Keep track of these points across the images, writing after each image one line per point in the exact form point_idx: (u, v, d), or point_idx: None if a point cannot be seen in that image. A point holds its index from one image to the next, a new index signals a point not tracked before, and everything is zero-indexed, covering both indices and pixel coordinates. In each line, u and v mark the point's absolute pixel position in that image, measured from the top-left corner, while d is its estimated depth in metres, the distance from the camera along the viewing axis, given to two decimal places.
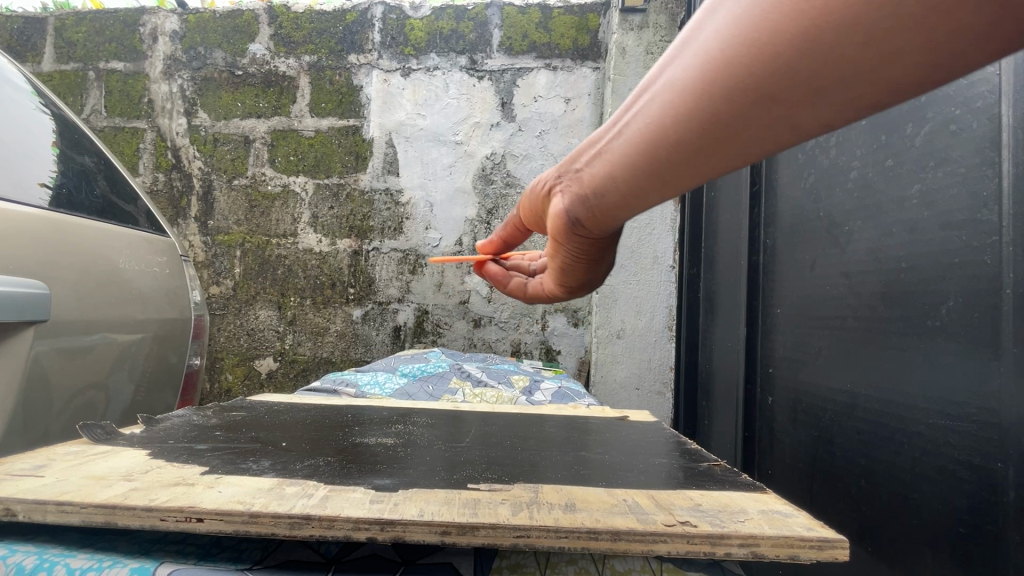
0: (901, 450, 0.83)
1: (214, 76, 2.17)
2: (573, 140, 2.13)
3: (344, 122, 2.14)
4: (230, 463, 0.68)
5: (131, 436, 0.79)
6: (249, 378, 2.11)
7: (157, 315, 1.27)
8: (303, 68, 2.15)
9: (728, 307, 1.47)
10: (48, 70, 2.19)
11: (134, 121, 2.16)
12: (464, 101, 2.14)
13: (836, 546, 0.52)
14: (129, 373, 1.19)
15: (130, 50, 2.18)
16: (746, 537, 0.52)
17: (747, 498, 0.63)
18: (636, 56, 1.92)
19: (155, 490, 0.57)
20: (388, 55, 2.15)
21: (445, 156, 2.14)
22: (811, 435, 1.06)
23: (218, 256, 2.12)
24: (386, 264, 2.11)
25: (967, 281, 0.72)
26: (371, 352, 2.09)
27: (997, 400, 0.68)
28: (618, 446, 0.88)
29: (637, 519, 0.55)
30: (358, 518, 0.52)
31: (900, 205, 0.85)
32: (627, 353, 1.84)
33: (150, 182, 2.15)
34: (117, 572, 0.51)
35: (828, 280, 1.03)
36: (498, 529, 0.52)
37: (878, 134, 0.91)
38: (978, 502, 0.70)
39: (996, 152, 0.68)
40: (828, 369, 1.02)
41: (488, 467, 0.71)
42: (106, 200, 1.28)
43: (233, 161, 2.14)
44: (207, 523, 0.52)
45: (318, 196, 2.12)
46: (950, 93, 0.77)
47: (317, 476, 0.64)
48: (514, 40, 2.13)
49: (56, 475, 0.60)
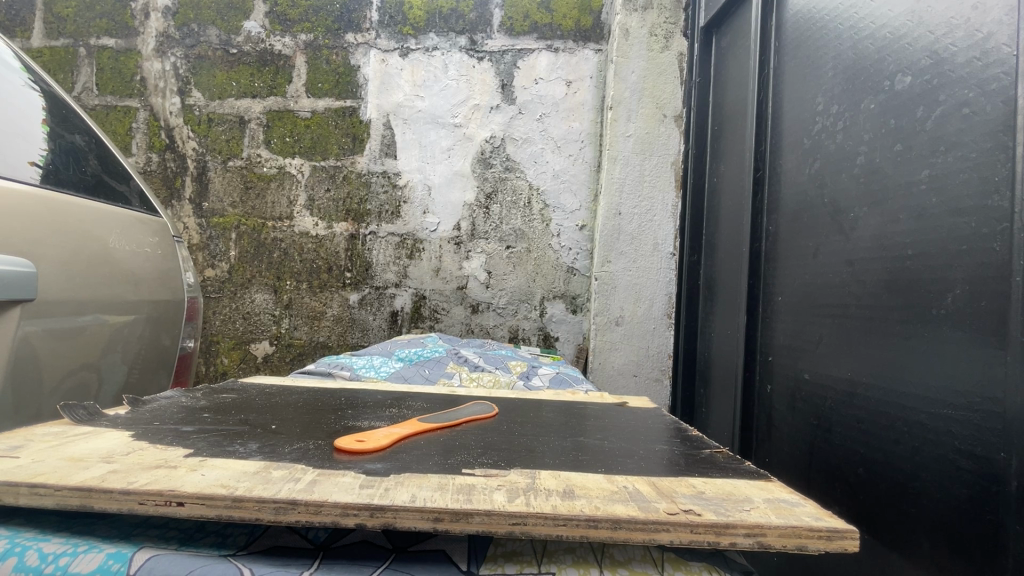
0: (901, 439, 0.81)
1: (209, 54, 2.12)
2: (575, 123, 2.09)
3: (341, 102, 2.09)
4: (216, 445, 0.66)
5: (115, 418, 0.77)
6: (245, 361, 2.08)
7: (149, 296, 1.24)
8: (299, 47, 2.10)
9: (728, 293, 1.45)
10: (37, 46, 2.13)
11: (126, 99, 2.11)
12: (463, 82, 2.10)
13: (845, 536, 0.51)
14: (122, 354, 1.16)
15: (121, 26, 2.12)
16: (753, 527, 0.51)
17: (750, 486, 0.62)
18: (640, 38, 1.88)
19: (135, 473, 0.55)
20: (387, 34, 2.10)
21: (444, 139, 2.10)
22: (809, 423, 1.05)
23: (213, 238, 2.09)
24: (383, 247, 2.08)
25: (975, 269, 0.70)
26: (368, 337, 2.08)
27: (1001, 389, 0.65)
28: (617, 432, 0.86)
29: (638, 507, 0.53)
30: (347, 504, 0.50)
31: (908, 191, 0.82)
32: (625, 340, 1.86)
33: (142, 162, 2.11)
34: (93, 557, 0.50)
35: (831, 267, 1.01)
36: (494, 516, 0.51)
37: (887, 119, 0.88)
38: (978, 492, 0.68)
39: (1009, 135, 0.66)
40: (829, 358, 1.00)
41: (484, 452, 0.69)
42: (96, 180, 1.24)
43: (228, 142, 2.10)
44: (187, 507, 0.51)
45: (315, 178, 2.08)
46: (963, 75, 0.73)
47: (305, 459, 0.62)
48: (515, 20, 2.08)
49: (31, 457, 0.58)
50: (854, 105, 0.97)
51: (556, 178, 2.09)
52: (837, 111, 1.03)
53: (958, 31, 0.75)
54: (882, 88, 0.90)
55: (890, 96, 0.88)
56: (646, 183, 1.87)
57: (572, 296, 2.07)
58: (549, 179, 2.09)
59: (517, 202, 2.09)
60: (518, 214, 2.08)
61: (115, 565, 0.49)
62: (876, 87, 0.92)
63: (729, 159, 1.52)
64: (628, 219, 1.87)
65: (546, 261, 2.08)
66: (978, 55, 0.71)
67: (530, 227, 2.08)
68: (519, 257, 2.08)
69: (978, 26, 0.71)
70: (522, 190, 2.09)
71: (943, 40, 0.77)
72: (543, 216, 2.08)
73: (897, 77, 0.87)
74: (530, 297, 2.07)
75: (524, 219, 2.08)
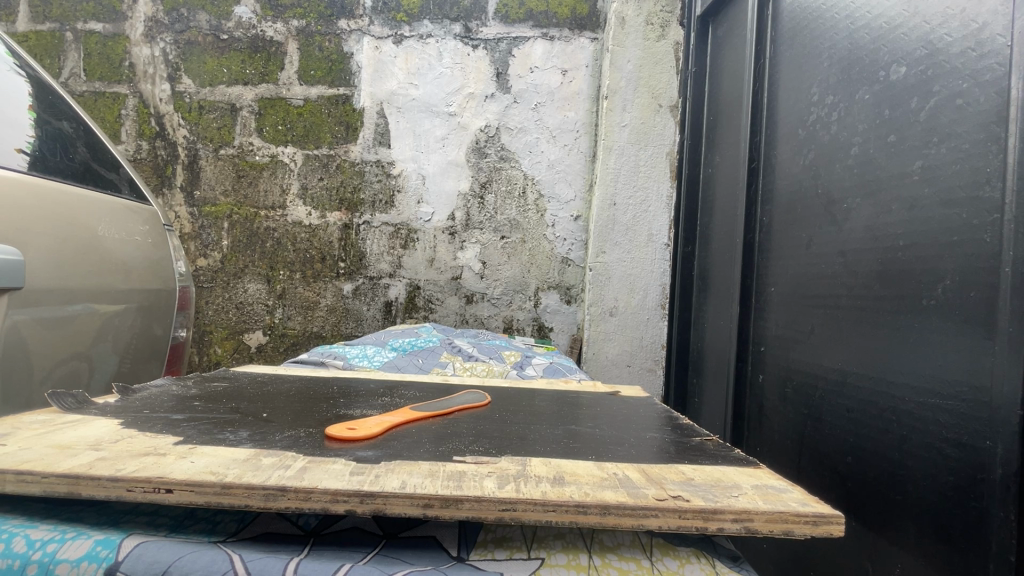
0: (889, 428, 0.82)
1: (198, 40, 2.08)
2: (569, 113, 2.08)
3: (333, 90, 2.07)
4: (206, 433, 0.66)
5: (104, 406, 0.76)
6: (238, 351, 2.08)
7: (140, 285, 1.23)
8: (291, 33, 2.07)
9: (722, 283, 1.46)
10: (22, 30, 2.08)
11: (115, 85, 2.08)
12: (457, 70, 2.08)
13: (831, 522, 0.51)
14: (114, 344, 1.16)
15: (109, 10, 2.08)
16: (740, 513, 0.51)
17: (739, 473, 0.63)
18: (636, 26, 1.87)
19: (123, 460, 0.55)
20: (380, 21, 2.07)
21: (438, 128, 2.08)
22: (800, 413, 1.06)
23: (205, 227, 2.07)
24: (377, 238, 2.07)
25: (965, 260, 0.70)
26: (362, 328, 2.07)
27: (988, 379, 0.66)
28: (608, 420, 0.87)
29: (628, 493, 0.53)
30: (337, 491, 0.50)
31: (901, 182, 0.82)
32: (619, 330, 1.86)
33: (132, 150, 2.08)
34: (80, 544, 0.50)
35: (823, 258, 1.02)
36: (482, 502, 0.51)
37: (882, 109, 0.88)
38: (964, 480, 0.68)
39: (1002, 126, 0.66)
40: (820, 348, 1.01)
41: (476, 440, 0.69)
42: (85, 167, 1.22)
43: (220, 130, 2.07)
44: (176, 494, 0.51)
45: (308, 167, 2.07)
46: (957, 66, 0.73)
47: (296, 447, 0.62)
48: (510, 7, 2.06)
49: (18, 444, 0.58)
50: (849, 96, 0.97)
51: (551, 168, 2.08)
52: (833, 102, 1.02)
53: (954, 21, 0.74)
54: (877, 78, 0.90)
55: (885, 87, 0.88)
56: (641, 174, 1.86)
57: (567, 287, 2.07)
58: (543, 170, 2.08)
59: (511, 192, 2.08)
60: (513, 204, 2.07)
61: (103, 552, 0.49)
62: (870, 78, 0.91)
63: (724, 150, 1.52)
64: (623, 210, 1.87)
65: (540, 252, 2.07)
66: (973, 45, 0.71)
67: (525, 218, 2.07)
68: (513, 247, 2.07)
69: (972, 16, 0.71)
70: (516, 180, 2.08)
71: (937, 30, 0.77)
72: (537, 206, 2.08)
73: (891, 68, 0.86)
74: (525, 287, 2.07)
75: (518, 209, 2.07)
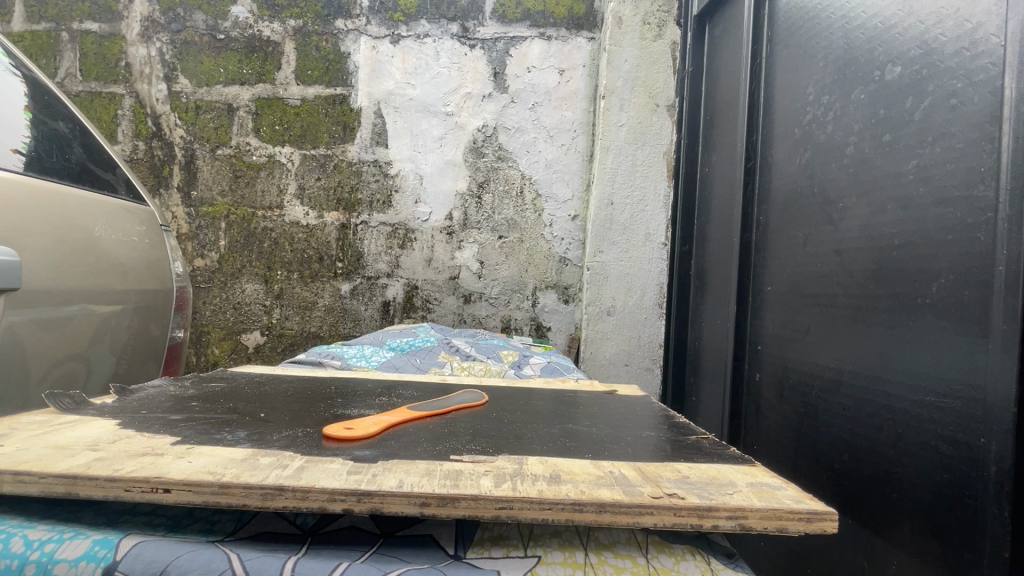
0: (885, 426, 0.82)
1: (195, 39, 2.08)
2: (566, 112, 2.08)
3: (330, 90, 2.06)
4: (204, 433, 0.66)
5: (101, 406, 0.77)
6: (235, 352, 2.07)
7: (137, 285, 1.23)
8: (288, 33, 2.07)
9: (719, 281, 1.46)
10: (17, 30, 2.07)
11: (111, 85, 2.07)
12: (454, 70, 2.08)
13: (824, 519, 0.52)
14: (110, 345, 1.15)
15: (104, 10, 2.07)
16: (734, 509, 0.52)
17: (734, 470, 0.63)
18: (633, 26, 1.87)
19: (121, 460, 0.55)
20: (377, 21, 2.07)
21: (435, 128, 2.08)
22: (797, 411, 1.06)
23: (202, 228, 2.06)
24: (375, 237, 2.07)
25: (960, 259, 0.71)
26: (359, 328, 2.07)
27: (982, 377, 0.66)
28: (604, 419, 0.87)
29: (623, 492, 0.54)
30: (333, 490, 0.51)
31: (896, 181, 0.83)
32: (617, 330, 1.86)
33: (129, 150, 2.07)
34: (78, 544, 0.50)
35: (820, 257, 1.02)
36: (479, 501, 0.51)
37: (877, 109, 0.89)
38: (958, 477, 0.69)
39: (995, 126, 0.66)
40: (817, 346, 1.01)
41: (472, 439, 0.70)
42: (81, 167, 1.22)
43: (216, 130, 2.07)
44: (174, 493, 0.51)
45: (305, 167, 2.06)
46: (951, 66, 0.74)
47: (293, 446, 0.62)
48: (507, 7, 2.06)
49: (15, 445, 0.58)
50: (845, 96, 0.98)
51: (548, 168, 2.08)
52: (828, 102, 1.03)
53: (947, 21, 0.75)
54: (872, 78, 0.91)
55: (880, 87, 0.88)
56: (638, 173, 1.86)
57: (564, 287, 2.08)
58: (541, 169, 2.08)
59: (508, 191, 2.08)
60: (510, 204, 2.08)
61: (101, 552, 0.49)
62: (866, 78, 0.92)
63: (721, 149, 1.52)
64: (620, 209, 1.87)
65: (537, 251, 2.07)
66: (967, 46, 0.71)
67: (522, 217, 2.08)
68: (511, 247, 2.07)
69: (966, 16, 0.71)
70: (513, 180, 2.08)
71: (932, 30, 0.78)
72: (535, 206, 2.08)
73: (886, 68, 0.87)
74: (522, 287, 2.08)
75: (516, 209, 2.08)
